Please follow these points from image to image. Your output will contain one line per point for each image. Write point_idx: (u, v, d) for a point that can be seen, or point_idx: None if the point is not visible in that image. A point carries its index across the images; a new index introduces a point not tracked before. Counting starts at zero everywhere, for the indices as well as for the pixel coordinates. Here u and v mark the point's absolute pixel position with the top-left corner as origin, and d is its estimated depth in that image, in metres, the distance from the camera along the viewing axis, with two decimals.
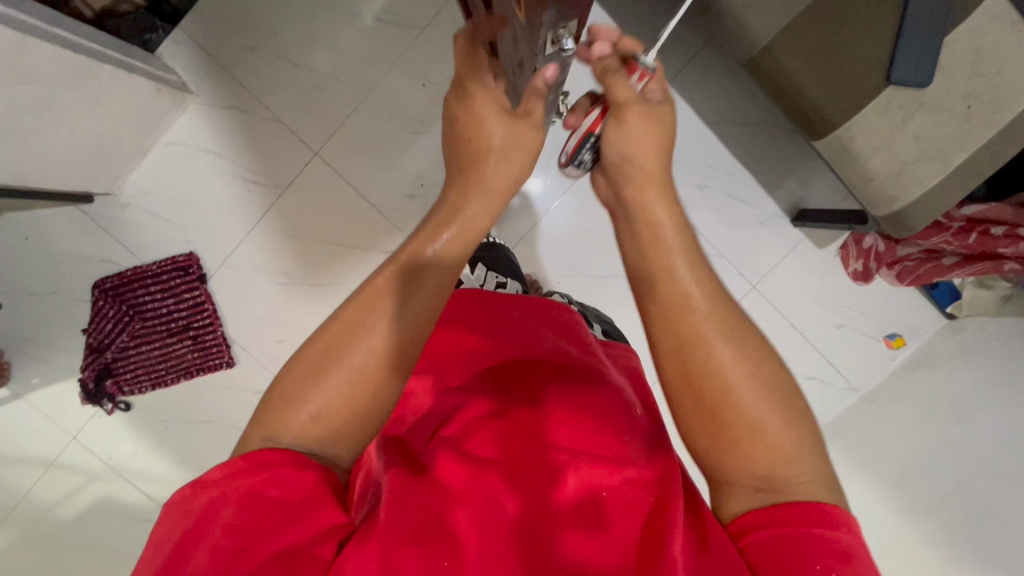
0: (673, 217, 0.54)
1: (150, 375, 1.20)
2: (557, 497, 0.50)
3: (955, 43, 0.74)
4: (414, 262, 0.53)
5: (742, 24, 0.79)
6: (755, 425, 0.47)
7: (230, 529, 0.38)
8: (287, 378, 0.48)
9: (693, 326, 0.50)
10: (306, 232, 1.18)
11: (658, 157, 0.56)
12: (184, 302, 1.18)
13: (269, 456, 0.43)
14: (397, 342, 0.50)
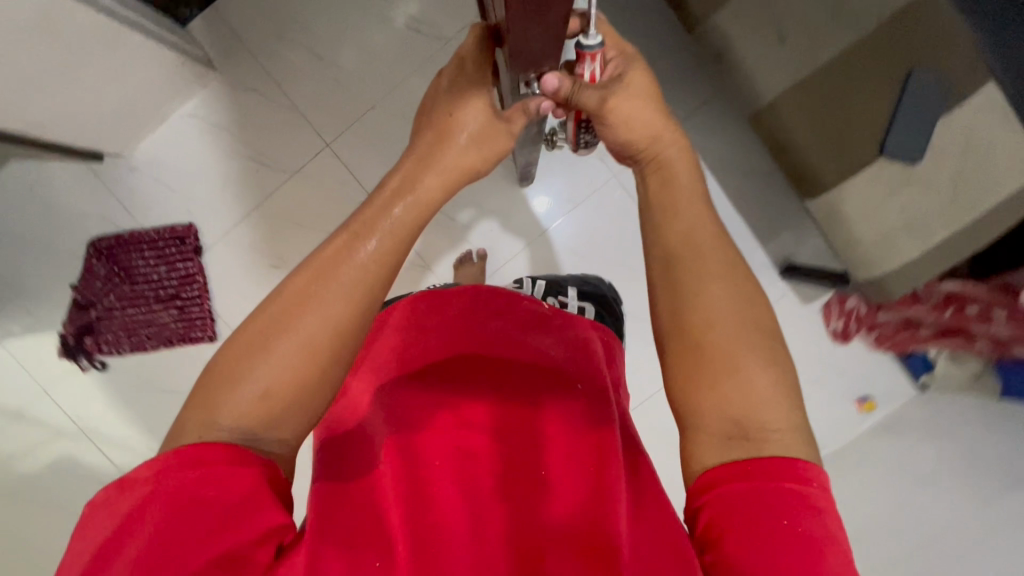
0: (688, 164, 0.60)
1: (131, 339, 1.20)
2: (527, 504, 0.53)
3: (952, 124, 0.77)
4: (355, 245, 0.52)
5: (752, 85, 0.86)
6: (737, 359, 0.48)
7: (160, 532, 0.39)
8: (226, 362, 0.47)
9: (698, 269, 0.53)
10: (307, 220, 1.20)
11: (655, 117, 0.61)
12: (174, 272, 1.19)
13: (203, 454, 0.43)
14: (340, 323, 0.49)
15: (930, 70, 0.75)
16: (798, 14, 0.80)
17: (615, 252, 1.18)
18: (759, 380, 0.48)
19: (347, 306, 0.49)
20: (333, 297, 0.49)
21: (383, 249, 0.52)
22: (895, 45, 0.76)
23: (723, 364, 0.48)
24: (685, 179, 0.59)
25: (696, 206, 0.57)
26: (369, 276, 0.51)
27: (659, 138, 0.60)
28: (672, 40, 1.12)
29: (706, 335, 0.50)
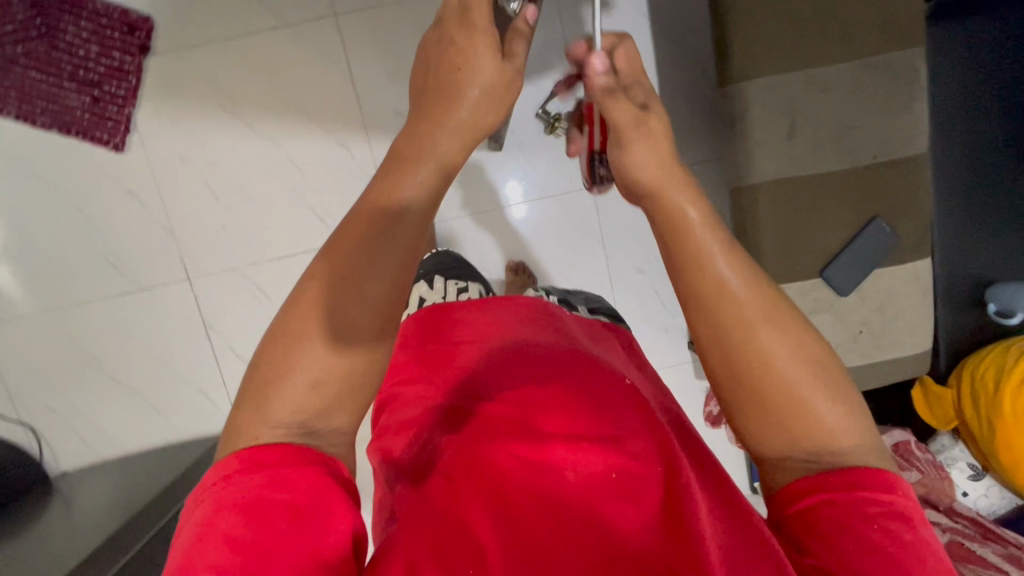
0: (705, 219, 0.48)
1: (23, 105, 1.05)
2: (562, 489, 0.45)
3: (881, 277, 0.85)
4: (372, 222, 0.44)
5: (748, 154, 0.82)
6: (801, 402, 0.44)
7: (235, 539, 0.36)
8: (262, 369, 0.43)
9: (736, 322, 0.46)
10: (276, 79, 1.10)
11: (669, 150, 0.49)
12: (106, 59, 1.05)
13: (263, 457, 0.40)
14: (372, 303, 0.43)
15: (888, 225, 0.83)
16: (812, 117, 0.81)
17: (559, 257, 1.19)
18: (828, 415, 0.44)
19: (380, 277, 0.44)
20: (364, 273, 0.43)
21: (407, 226, 0.45)
22: (870, 191, 0.83)
23: (785, 412, 0.45)
24: (698, 224, 0.47)
25: (713, 235, 0.47)
26: (401, 240, 0.44)
27: (665, 165, 0.48)
28: (698, 92, 1.14)
29: (749, 387, 0.45)
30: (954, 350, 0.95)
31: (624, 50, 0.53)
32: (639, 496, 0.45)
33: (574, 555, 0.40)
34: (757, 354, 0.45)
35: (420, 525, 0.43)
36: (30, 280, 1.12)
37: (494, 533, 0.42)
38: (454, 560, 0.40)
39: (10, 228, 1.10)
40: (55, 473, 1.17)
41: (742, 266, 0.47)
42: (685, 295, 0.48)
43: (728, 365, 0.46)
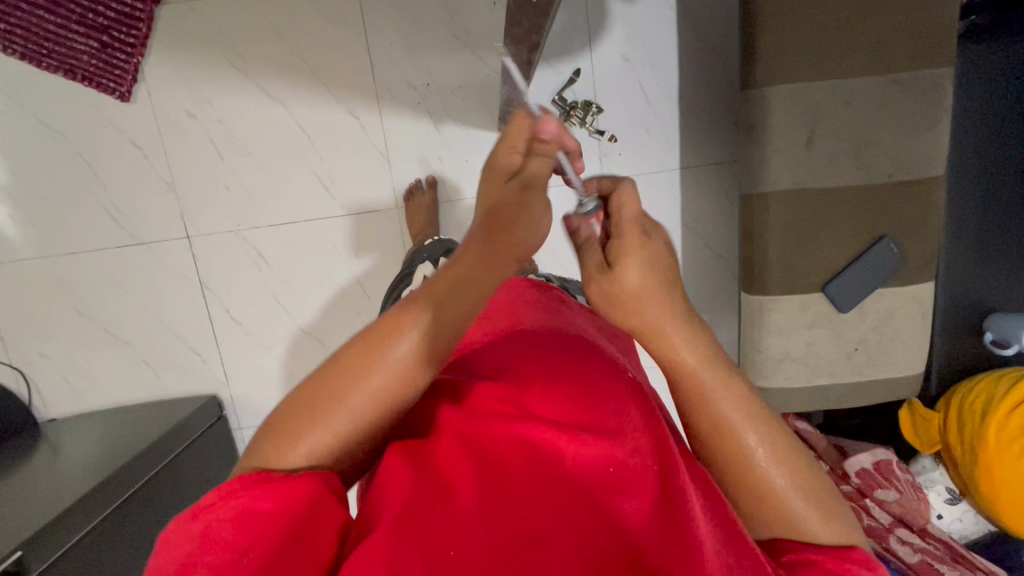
0: (708, 359, 0.46)
1: (28, 45, 1.01)
2: (562, 469, 0.43)
3: (882, 296, 0.85)
4: (408, 310, 0.43)
5: (763, 161, 0.81)
6: (789, 517, 0.45)
7: (226, 548, 0.36)
8: (278, 420, 0.42)
9: (735, 447, 0.46)
10: (290, 40, 1.07)
11: (651, 287, 0.47)
12: (117, 4, 1.01)
13: (262, 476, 0.39)
14: (392, 376, 0.42)
15: (895, 245, 0.83)
16: (833, 129, 0.80)
17: (562, 247, 1.18)
18: (818, 529, 0.45)
19: (409, 358, 0.42)
20: (393, 354, 0.42)
21: (444, 313, 0.43)
22: (881, 209, 0.82)
23: (766, 523, 0.46)
24: (703, 365, 0.46)
25: (719, 372, 0.46)
26: (437, 324, 0.43)
27: (661, 305, 0.47)
28: (718, 92, 1.12)
29: (742, 501, 0.46)
30: (946, 375, 0.96)
31: (620, 194, 0.50)
32: (638, 487, 0.43)
33: (564, 538, 0.38)
34: (749, 476, 0.46)
35: (407, 491, 0.41)
36: (28, 223, 1.11)
37: (476, 509, 0.40)
38: (429, 534, 0.38)
39: (9, 169, 1.08)
40: (44, 418, 1.18)
41: (747, 401, 0.46)
42: (685, 418, 0.48)
43: (733, 476, 0.46)
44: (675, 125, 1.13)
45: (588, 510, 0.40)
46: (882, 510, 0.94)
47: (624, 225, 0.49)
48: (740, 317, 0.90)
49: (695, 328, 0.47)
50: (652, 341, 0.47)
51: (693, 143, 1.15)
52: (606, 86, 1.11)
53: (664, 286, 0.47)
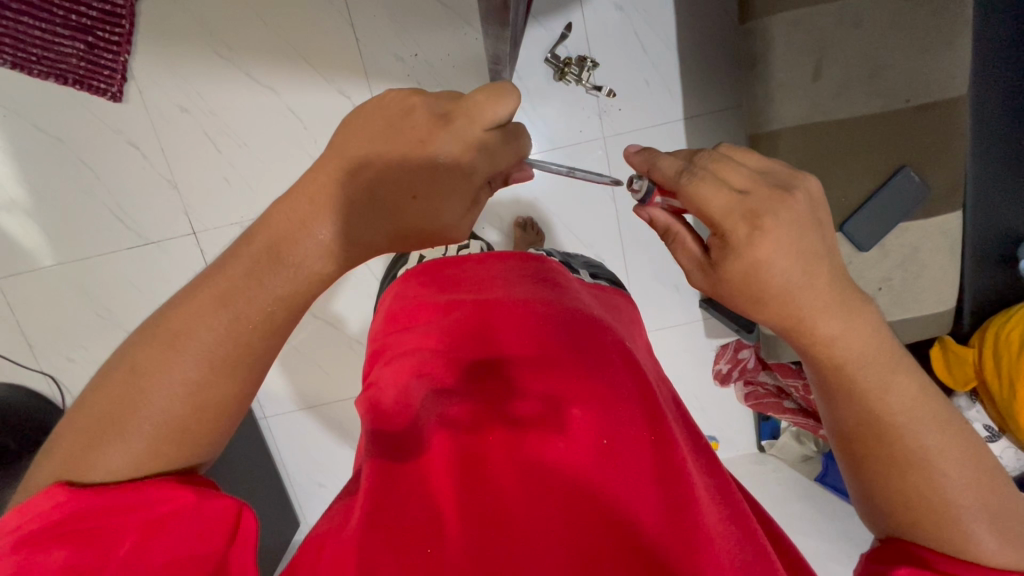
0: (875, 356, 0.44)
1: (16, 52, 1.01)
2: (554, 455, 0.45)
3: (905, 232, 0.80)
4: (214, 288, 0.41)
5: (768, 99, 0.77)
6: (944, 509, 0.43)
7: (70, 570, 0.35)
8: (78, 430, 0.39)
9: (891, 440, 0.44)
10: (274, 22, 1.05)
11: (800, 260, 0.42)
12: (97, 2, 1.00)
13: (95, 492, 0.37)
14: (214, 360, 0.41)
15: (917, 174, 0.78)
16: (842, 56, 0.74)
17: (568, 212, 1.16)
18: (982, 529, 0.43)
19: (226, 337, 0.41)
20: (201, 337, 0.41)
21: (260, 284, 0.42)
22: (899, 138, 0.77)
23: (926, 524, 0.44)
24: (855, 357, 0.44)
25: (878, 359, 0.44)
26: (263, 304, 0.42)
27: (817, 296, 0.43)
28: (720, 34, 1.06)
29: (896, 497, 0.44)
30: (978, 310, 0.91)
31: (712, 172, 0.44)
32: (632, 466, 0.45)
33: (549, 526, 0.40)
34: (909, 473, 0.44)
35: (391, 491, 0.44)
36: (40, 232, 1.13)
37: (459, 508, 0.43)
38: (412, 532, 0.40)
39: (17, 181, 1.10)
40: None
41: (909, 386, 0.45)
42: (849, 424, 0.46)
43: (870, 455, 0.45)
44: (675, 74, 1.08)
45: (579, 493, 0.42)
46: None
47: (749, 200, 0.42)
48: None
49: (854, 313, 0.43)
50: (809, 335, 0.44)
51: (696, 92, 1.10)
52: (600, 38, 1.06)
53: (814, 268, 0.42)
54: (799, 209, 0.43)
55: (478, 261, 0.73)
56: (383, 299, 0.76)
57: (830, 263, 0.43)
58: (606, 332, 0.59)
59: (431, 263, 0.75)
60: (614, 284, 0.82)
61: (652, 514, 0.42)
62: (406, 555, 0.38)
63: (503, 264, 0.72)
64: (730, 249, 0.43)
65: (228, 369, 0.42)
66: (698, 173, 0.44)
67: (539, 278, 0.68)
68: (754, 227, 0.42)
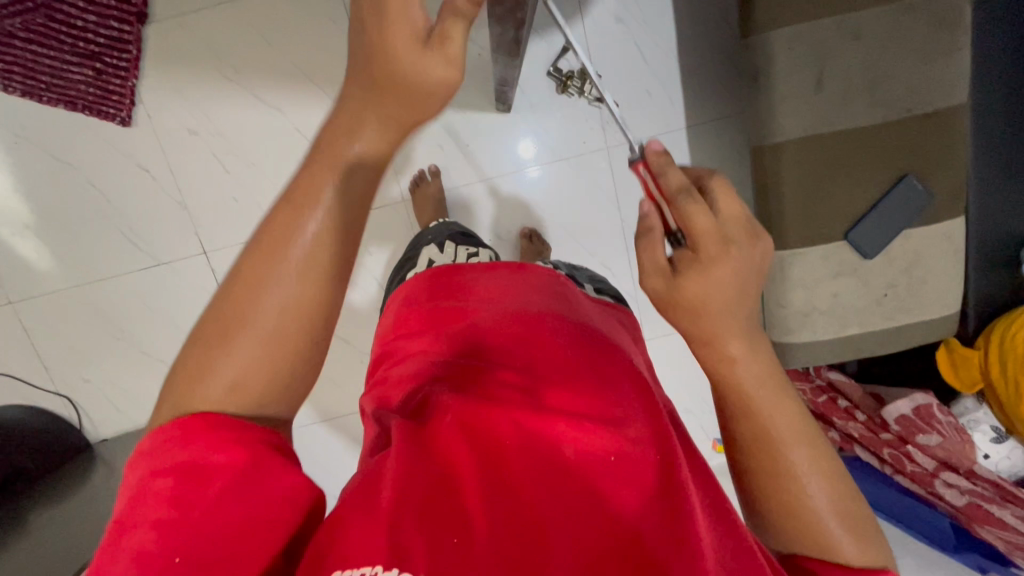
0: (760, 379, 0.50)
1: (26, 81, 1.03)
2: (565, 458, 0.46)
3: (908, 239, 0.81)
4: (293, 210, 0.43)
5: (771, 112, 0.78)
6: (822, 520, 0.47)
7: (171, 501, 0.37)
8: (193, 354, 0.42)
9: (777, 457, 0.49)
10: (278, 43, 1.06)
11: (731, 296, 0.49)
12: (104, 29, 1.02)
13: (203, 421, 0.40)
14: (301, 270, 0.42)
15: (920, 181, 0.79)
16: (844, 68, 0.76)
17: (573, 222, 1.17)
18: (846, 542, 0.47)
19: (316, 281, 0.43)
20: (285, 275, 0.42)
21: (315, 203, 0.43)
22: (901, 146, 0.78)
23: (800, 535, 0.48)
24: (748, 382, 0.50)
25: (768, 385, 0.50)
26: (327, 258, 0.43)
27: (719, 322, 0.50)
28: (718, 43, 1.08)
29: (778, 511, 0.48)
30: (983, 310, 0.92)
31: (725, 194, 0.51)
32: (637, 479, 0.46)
33: (569, 523, 0.41)
34: (797, 488, 0.48)
35: (409, 475, 0.44)
36: (53, 256, 1.14)
37: (482, 499, 0.43)
38: (440, 522, 0.41)
39: (28, 206, 1.11)
40: (95, 440, 1.23)
41: (787, 412, 0.50)
42: (736, 438, 0.51)
43: (756, 471, 0.49)
44: (677, 83, 1.09)
45: (588, 497, 0.43)
46: (925, 455, 0.92)
47: (705, 241, 0.49)
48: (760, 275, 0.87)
49: (754, 338, 0.51)
50: (705, 346, 0.51)
51: (698, 99, 1.10)
52: (600, 50, 1.08)
53: (728, 309, 0.50)
54: (751, 263, 0.50)
55: (491, 268, 0.73)
56: (391, 304, 0.77)
57: (751, 303, 0.51)
58: (614, 351, 0.60)
59: (441, 269, 0.76)
60: (617, 300, 0.83)
61: (660, 526, 0.43)
62: (433, 545, 0.38)
63: (512, 273, 0.72)
64: (692, 259, 0.49)
65: (320, 315, 0.44)
66: (694, 194, 0.50)
67: (542, 286, 0.70)
68: (721, 249, 0.49)
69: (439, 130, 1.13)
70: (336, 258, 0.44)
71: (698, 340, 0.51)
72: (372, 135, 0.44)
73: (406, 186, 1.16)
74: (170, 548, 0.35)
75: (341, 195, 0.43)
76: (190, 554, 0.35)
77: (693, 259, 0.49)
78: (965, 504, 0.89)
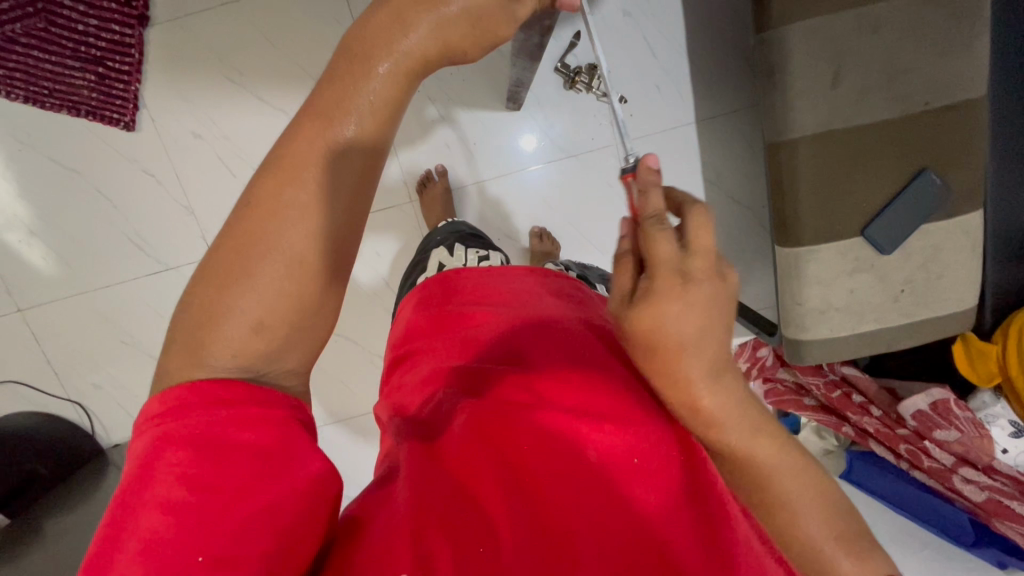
0: (741, 427, 0.47)
1: (29, 87, 1.02)
2: (588, 462, 0.46)
3: (926, 233, 0.80)
4: (285, 168, 0.40)
5: (787, 107, 0.77)
6: (818, 560, 0.46)
7: (185, 477, 0.34)
8: (199, 293, 0.40)
9: (768, 501, 0.47)
10: (282, 44, 1.05)
11: (691, 333, 0.43)
12: (106, 32, 1.01)
13: (215, 390, 0.37)
14: (296, 232, 0.40)
15: (938, 176, 0.78)
16: (862, 62, 0.74)
17: (583, 219, 1.16)
18: (851, 575, 0.46)
19: (329, 226, 0.41)
20: (295, 217, 0.40)
21: (308, 161, 0.40)
22: (919, 140, 0.77)
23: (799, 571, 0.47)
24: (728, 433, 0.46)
25: (748, 428, 0.47)
26: (334, 203, 0.41)
27: (683, 365, 0.45)
28: (728, 36, 1.06)
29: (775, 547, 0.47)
30: (1000, 305, 0.91)
31: (698, 223, 0.43)
32: (661, 484, 0.45)
33: (593, 530, 0.40)
34: (788, 530, 0.46)
35: (430, 481, 0.44)
36: (61, 263, 1.14)
37: (506, 505, 0.42)
38: (464, 527, 0.40)
39: (34, 214, 1.11)
40: (108, 445, 1.23)
41: (774, 452, 0.47)
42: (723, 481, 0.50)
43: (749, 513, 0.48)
44: (686, 77, 1.08)
45: (613, 495, 0.43)
46: (943, 450, 0.92)
47: (660, 275, 0.43)
48: (776, 272, 0.87)
49: (732, 383, 0.47)
50: (671, 390, 0.46)
51: (709, 93, 1.09)
52: (609, 45, 1.06)
53: (693, 350, 0.44)
54: (712, 300, 0.43)
55: (502, 270, 0.73)
56: (402, 308, 0.76)
57: (720, 348, 0.45)
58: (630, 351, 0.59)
59: (446, 274, 0.75)
60: None
61: (685, 535, 0.42)
62: (458, 549, 0.38)
63: (523, 273, 0.71)
64: (648, 290, 0.44)
65: (331, 262, 0.42)
66: (659, 221, 0.43)
67: (554, 289, 0.69)
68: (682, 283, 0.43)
69: (446, 128, 1.11)
70: (346, 197, 0.41)
71: (664, 385, 0.46)
72: (386, 69, 0.41)
73: (413, 186, 1.15)
74: (186, 534, 0.33)
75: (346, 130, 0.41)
76: (212, 545, 0.33)
77: (649, 292, 0.43)
78: (984, 499, 0.89)
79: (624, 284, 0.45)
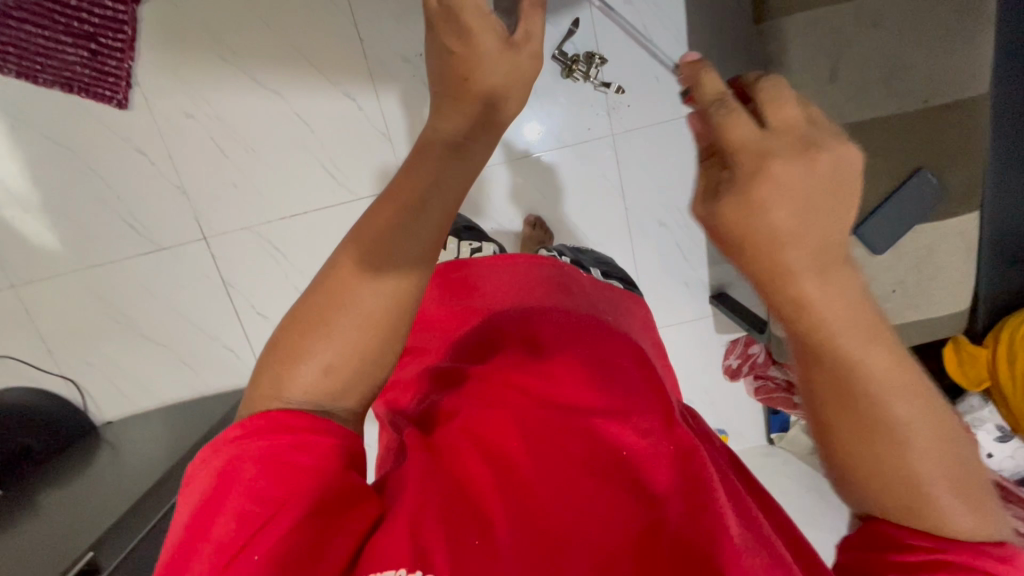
0: (852, 314, 0.36)
1: (20, 62, 1.01)
2: (578, 455, 0.45)
3: (919, 234, 0.79)
4: (371, 227, 0.39)
5: None
6: (907, 481, 0.38)
7: (253, 494, 0.34)
8: (284, 336, 0.39)
9: (873, 422, 0.38)
10: (276, 23, 1.04)
11: (795, 220, 0.33)
12: (98, 8, 0.99)
13: (288, 417, 0.37)
14: (382, 287, 0.39)
15: (934, 175, 0.76)
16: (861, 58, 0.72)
17: (578, 212, 1.16)
18: (939, 487, 0.38)
19: (409, 287, 0.39)
20: (374, 271, 0.38)
21: (387, 215, 0.39)
22: (917, 138, 0.76)
23: (889, 499, 0.39)
24: (843, 332, 0.36)
25: (856, 320, 0.36)
26: (411, 250, 0.39)
27: (796, 255, 0.34)
28: None
29: (865, 484, 0.40)
30: (992, 308, 0.91)
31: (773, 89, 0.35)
32: (654, 476, 0.44)
33: (585, 526, 0.39)
34: (875, 443, 0.38)
35: (429, 476, 0.43)
36: (52, 239, 1.13)
37: (503, 504, 0.41)
38: (463, 523, 0.40)
39: (26, 188, 1.10)
40: (100, 422, 1.24)
41: (877, 344, 0.37)
42: (815, 399, 0.39)
43: (839, 440, 0.39)
44: None
45: (605, 485, 0.42)
46: None
47: (777, 140, 0.34)
48: None
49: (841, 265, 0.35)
50: (789, 296, 0.35)
51: None
52: (609, 33, 1.04)
53: (799, 230, 0.34)
54: (831, 166, 0.34)
55: (500, 259, 0.70)
56: None
57: (830, 226, 0.34)
58: (621, 338, 0.57)
59: (462, 261, 0.72)
60: (625, 282, 0.82)
61: (684, 522, 0.40)
62: (455, 547, 0.37)
63: (517, 263, 0.69)
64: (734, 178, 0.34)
65: (405, 310, 0.40)
66: (732, 105, 0.36)
67: (548, 279, 0.67)
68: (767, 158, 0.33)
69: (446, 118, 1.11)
70: (420, 261, 0.39)
71: (771, 291, 0.36)
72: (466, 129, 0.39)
73: None
74: (252, 541, 0.33)
75: (420, 203, 0.39)
76: (268, 547, 0.33)
77: (737, 175, 0.34)
78: None
79: (749, 123, 0.35)
